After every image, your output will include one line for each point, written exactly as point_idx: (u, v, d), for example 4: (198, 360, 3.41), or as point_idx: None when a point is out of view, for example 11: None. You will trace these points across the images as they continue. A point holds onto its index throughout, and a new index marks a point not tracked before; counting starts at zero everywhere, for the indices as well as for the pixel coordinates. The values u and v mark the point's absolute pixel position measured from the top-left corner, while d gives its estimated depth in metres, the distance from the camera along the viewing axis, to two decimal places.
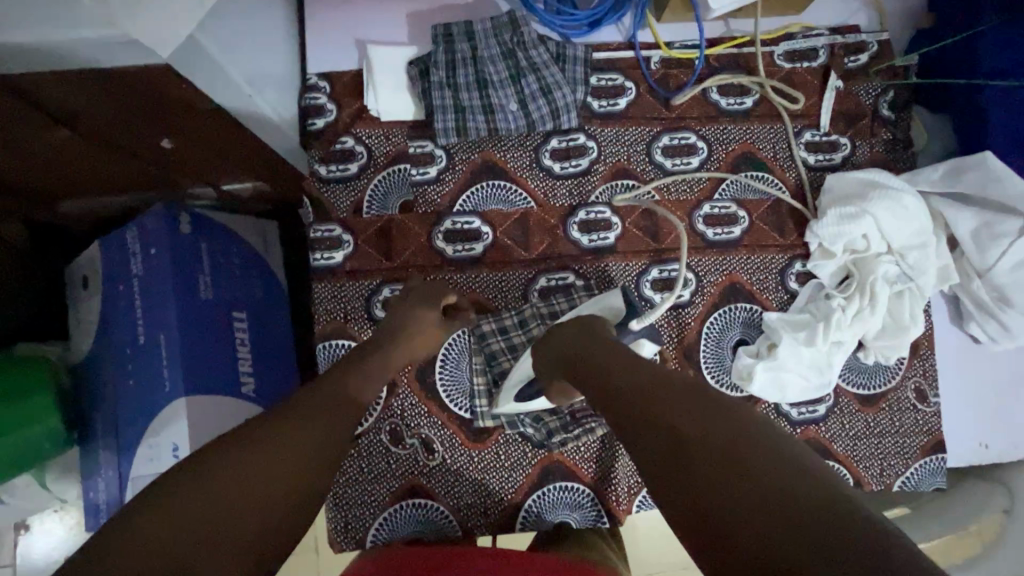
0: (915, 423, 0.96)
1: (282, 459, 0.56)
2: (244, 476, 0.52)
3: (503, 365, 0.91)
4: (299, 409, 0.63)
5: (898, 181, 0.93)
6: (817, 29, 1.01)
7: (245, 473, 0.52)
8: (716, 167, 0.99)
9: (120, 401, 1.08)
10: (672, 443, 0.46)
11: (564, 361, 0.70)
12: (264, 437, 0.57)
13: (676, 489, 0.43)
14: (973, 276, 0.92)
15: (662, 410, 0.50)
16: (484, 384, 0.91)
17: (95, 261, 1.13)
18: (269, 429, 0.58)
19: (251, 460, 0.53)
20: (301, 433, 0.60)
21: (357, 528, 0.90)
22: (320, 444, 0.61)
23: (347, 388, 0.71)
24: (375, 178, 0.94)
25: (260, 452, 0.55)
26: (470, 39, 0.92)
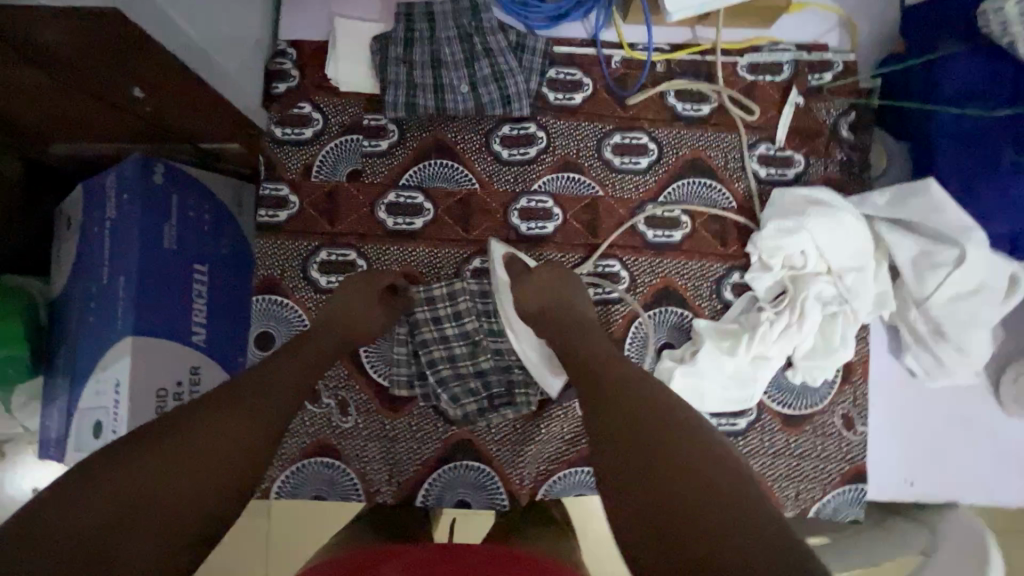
0: (838, 450, 0.94)
1: (248, 426, 0.57)
2: (210, 450, 0.53)
3: (423, 339, 0.92)
4: (263, 378, 0.64)
5: (844, 201, 0.92)
6: (783, 44, 1.01)
7: (208, 445, 0.53)
8: (665, 169, 0.99)
9: (79, 336, 1.13)
10: (639, 425, 0.55)
11: (559, 334, 0.77)
12: (233, 407, 0.58)
13: (624, 468, 0.52)
14: (910, 305, 0.91)
15: (633, 396, 0.59)
16: (403, 354, 0.92)
17: (77, 201, 1.18)
18: (236, 397, 0.59)
19: (212, 431, 0.54)
20: (241, 417, 0.57)
21: (264, 479, 0.92)
22: (285, 411, 0.63)
23: (307, 355, 0.73)
24: (328, 146, 0.98)
25: (224, 423, 0.56)
26: (429, 20, 0.95)
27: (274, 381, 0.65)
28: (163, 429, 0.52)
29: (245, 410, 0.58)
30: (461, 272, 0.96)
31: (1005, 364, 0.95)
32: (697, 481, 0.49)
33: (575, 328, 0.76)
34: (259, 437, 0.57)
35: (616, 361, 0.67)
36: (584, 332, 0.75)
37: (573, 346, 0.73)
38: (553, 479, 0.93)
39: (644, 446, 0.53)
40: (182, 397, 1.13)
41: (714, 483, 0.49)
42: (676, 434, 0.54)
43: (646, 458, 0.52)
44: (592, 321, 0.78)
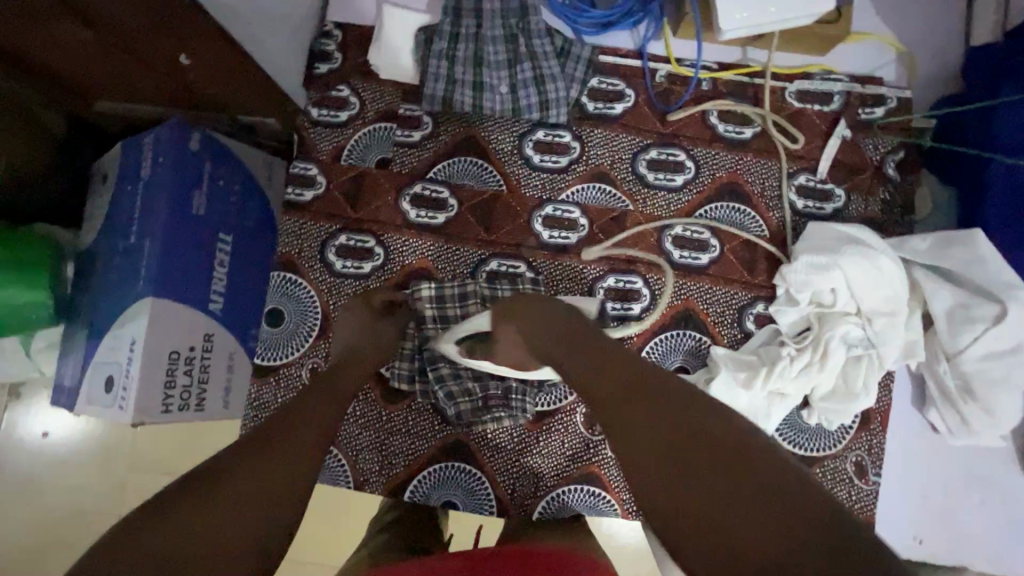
0: (848, 499, 0.90)
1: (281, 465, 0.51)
2: (247, 500, 0.47)
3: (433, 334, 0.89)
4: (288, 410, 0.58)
5: (883, 243, 0.88)
6: (836, 74, 0.98)
7: (240, 495, 0.47)
8: (699, 190, 0.97)
9: (100, 291, 1.14)
10: (720, 477, 0.43)
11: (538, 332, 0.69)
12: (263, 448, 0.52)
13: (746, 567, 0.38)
14: (940, 358, 0.87)
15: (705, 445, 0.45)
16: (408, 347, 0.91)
17: (114, 158, 1.19)
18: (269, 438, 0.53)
19: (247, 478, 0.48)
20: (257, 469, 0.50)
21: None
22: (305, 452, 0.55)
23: (326, 381, 0.68)
24: (361, 132, 0.98)
25: (255, 470, 0.49)
26: (477, 16, 0.95)
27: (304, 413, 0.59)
28: (197, 482, 0.46)
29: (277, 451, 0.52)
30: (477, 273, 0.95)
31: None
32: (776, 499, 0.40)
33: (595, 357, 0.60)
34: (294, 476, 0.51)
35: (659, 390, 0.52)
36: (601, 361, 0.60)
37: (592, 381, 0.58)
38: (546, 496, 0.92)
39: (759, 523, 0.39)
40: (193, 362, 1.13)
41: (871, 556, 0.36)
42: (787, 487, 0.41)
43: (770, 538, 0.39)
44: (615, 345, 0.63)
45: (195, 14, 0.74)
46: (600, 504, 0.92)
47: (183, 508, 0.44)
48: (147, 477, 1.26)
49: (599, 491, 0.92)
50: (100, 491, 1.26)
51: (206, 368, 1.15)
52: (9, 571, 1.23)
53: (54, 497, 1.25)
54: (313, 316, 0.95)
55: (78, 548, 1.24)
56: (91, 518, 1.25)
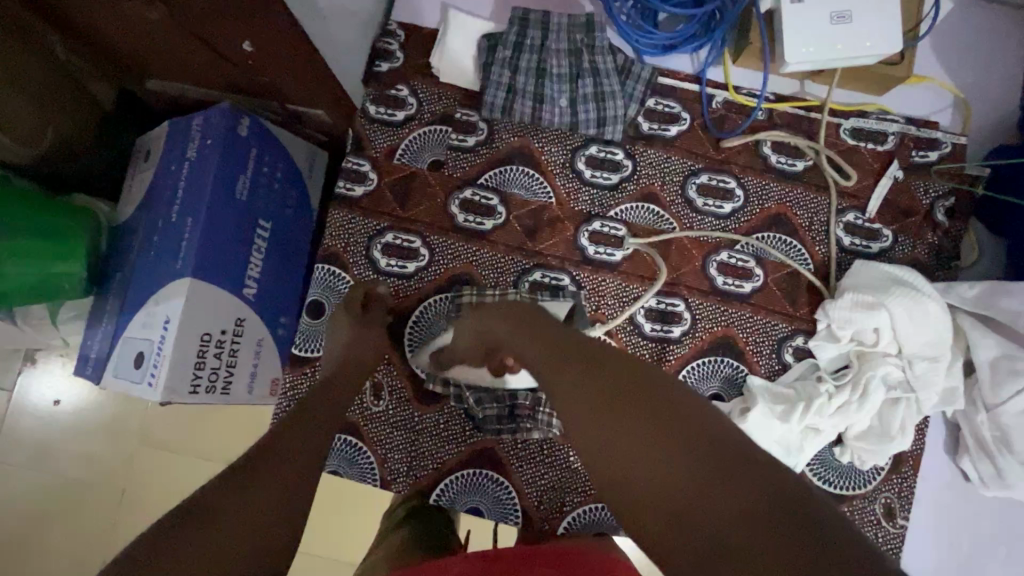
0: (874, 540, 0.90)
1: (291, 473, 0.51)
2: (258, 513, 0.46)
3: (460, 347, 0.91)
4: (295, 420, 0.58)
5: (930, 287, 0.88)
6: (892, 115, 0.98)
7: (254, 505, 0.47)
8: (746, 219, 0.97)
9: (135, 267, 1.13)
10: (706, 485, 0.43)
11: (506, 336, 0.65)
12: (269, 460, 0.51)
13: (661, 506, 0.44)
14: (979, 407, 0.86)
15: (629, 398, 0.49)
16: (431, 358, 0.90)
17: (160, 135, 1.18)
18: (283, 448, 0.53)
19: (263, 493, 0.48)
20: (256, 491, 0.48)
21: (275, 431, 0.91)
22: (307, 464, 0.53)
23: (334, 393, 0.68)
24: (416, 132, 0.99)
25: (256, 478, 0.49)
26: (542, 29, 0.95)
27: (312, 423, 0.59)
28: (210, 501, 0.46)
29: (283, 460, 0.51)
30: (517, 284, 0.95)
31: None
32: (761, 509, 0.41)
33: (526, 348, 0.59)
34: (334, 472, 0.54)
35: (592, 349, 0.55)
36: (537, 327, 0.62)
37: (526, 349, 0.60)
38: (573, 512, 0.91)
39: (671, 468, 0.44)
40: (223, 345, 1.13)
41: (760, 493, 0.41)
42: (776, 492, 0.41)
43: (714, 513, 0.42)
44: (541, 329, 0.62)
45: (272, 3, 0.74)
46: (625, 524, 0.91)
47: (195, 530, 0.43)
48: (163, 455, 1.25)
49: None
50: (115, 465, 1.25)
51: (235, 352, 1.15)
52: (22, 537, 1.23)
53: (70, 467, 1.25)
54: None
55: (87, 521, 1.24)
56: (102, 492, 1.25)
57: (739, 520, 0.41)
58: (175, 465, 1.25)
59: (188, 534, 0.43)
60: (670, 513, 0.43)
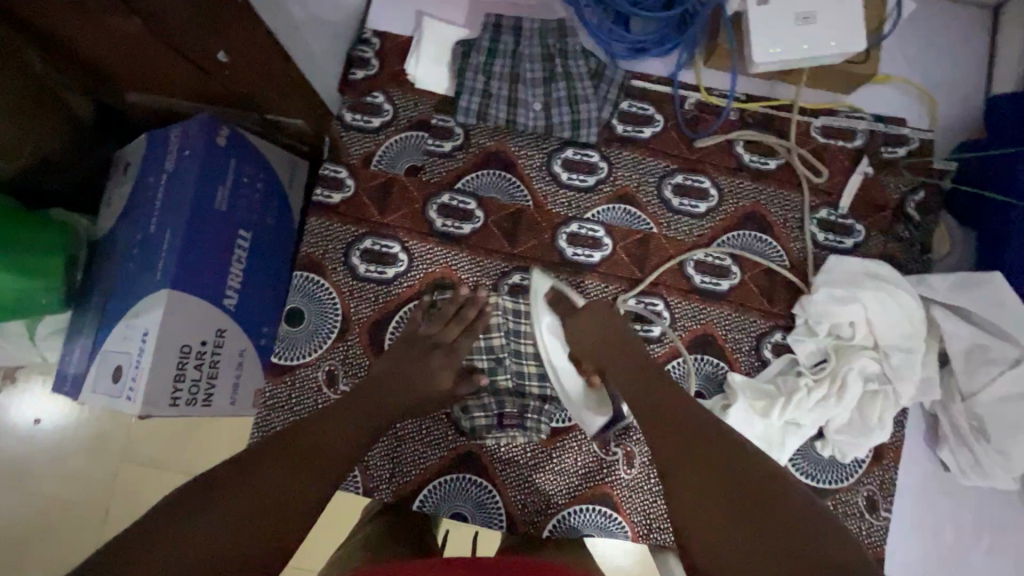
0: (857, 534, 0.90)
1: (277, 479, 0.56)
2: (234, 520, 0.51)
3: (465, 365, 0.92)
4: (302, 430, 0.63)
5: (903, 280, 0.89)
6: (861, 113, 1.00)
7: (292, 491, 0.56)
8: (721, 217, 0.98)
9: (114, 280, 1.12)
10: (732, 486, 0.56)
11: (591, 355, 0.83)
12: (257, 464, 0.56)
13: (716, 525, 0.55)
14: (956, 397, 0.87)
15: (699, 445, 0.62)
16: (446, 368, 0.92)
17: (139, 148, 1.17)
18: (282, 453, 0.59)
19: (242, 503, 0.52)
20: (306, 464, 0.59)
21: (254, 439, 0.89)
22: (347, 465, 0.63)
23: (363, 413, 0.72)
24: (393, 138, 0.99)
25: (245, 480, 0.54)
26: (515, 34, 0.96)
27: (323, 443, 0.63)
28: (190, 496, 0.52)
29: (274, 470, 0.56)
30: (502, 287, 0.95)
31: None
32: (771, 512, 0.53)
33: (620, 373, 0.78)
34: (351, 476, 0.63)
35: (667, 399, 0.70)
36: (625, 362, 0.79)
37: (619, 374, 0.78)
38: (559, 515, 0.90)
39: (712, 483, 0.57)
40: (204, 356, 1.12)
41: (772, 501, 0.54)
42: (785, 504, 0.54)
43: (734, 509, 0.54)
44: (630, 357, 0.80)
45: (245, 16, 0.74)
46: (611, 525, 0.90)
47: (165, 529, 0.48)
48: (144, 471, 1.23)
49: (611, 512, 0.90)
50: (94, 484, 1.23)
51: (216, 363, 1.14)
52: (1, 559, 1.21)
53: (51, 486, 1.23)
54: (332, 318, 0.94)
55: (66, 541, 1.21)
56: (82, 512, 1.22)
57: (782, 540, 0.51)
58: (156, 481, 1.23)
59: (214, 509, 0.51)
60: (719, 524, 0.54)
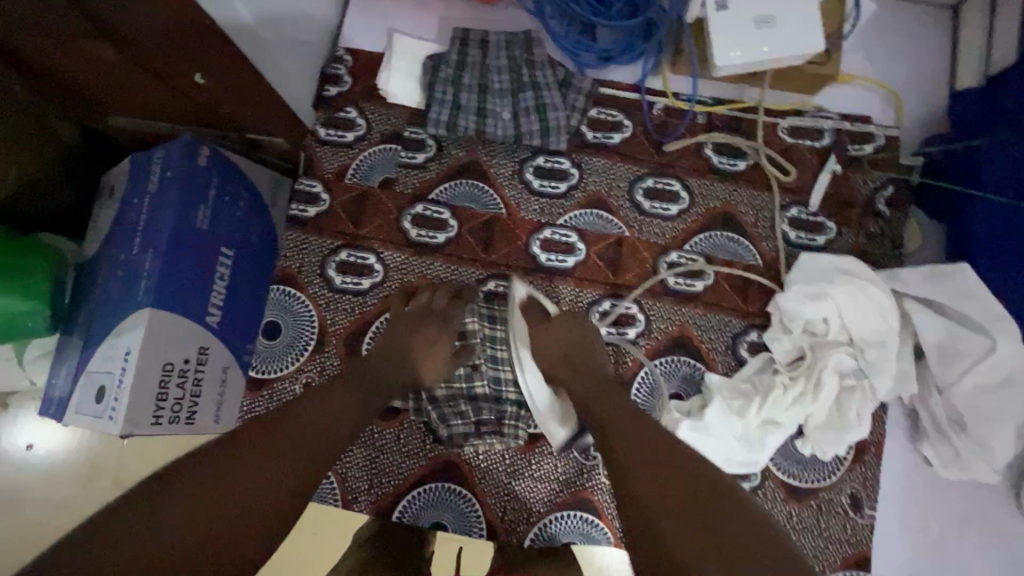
0: (842, 532, 0.89)
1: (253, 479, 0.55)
2: (213, 518, 0.51)
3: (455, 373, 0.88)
4: (279, 422, 0.61)
5: (874, 275, 0.90)
6: (826, 112, 1.02)
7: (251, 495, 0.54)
8: (692, 219, 0.99)
9: (97, 301, 1.12)
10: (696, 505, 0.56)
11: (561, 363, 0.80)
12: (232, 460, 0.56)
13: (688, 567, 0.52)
14: (932, 391, 0.87)
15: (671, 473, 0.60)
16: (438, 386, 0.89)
17: (122, 171, 1.18)
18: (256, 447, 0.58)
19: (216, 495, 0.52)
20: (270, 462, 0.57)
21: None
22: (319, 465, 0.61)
23: (334, 391, 0.70)
24: (366, 152, 1.01)
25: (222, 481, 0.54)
26: (483, 47, 0.99)
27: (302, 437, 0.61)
28: (165, 487, 0.51)
29: (250, 466, 0.56)
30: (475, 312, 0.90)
31: None
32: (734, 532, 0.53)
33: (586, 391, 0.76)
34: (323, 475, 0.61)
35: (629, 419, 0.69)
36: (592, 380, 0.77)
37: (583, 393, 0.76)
38: (541, 523, 0.89)
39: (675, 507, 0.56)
40: (186, 375, 1.12)
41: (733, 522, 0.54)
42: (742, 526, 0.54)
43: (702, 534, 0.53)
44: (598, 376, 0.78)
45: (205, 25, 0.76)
46: (592, 531, 0.89)
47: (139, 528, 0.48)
48: None
49: (592, 518, 0.89)
50: (80, 508, 1.22)
51: (199, 382, 1.14)
52: None
53: (37, 511, 1.23)
54: (308, 331, 0.95)
55: None
56: None
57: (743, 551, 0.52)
58: None
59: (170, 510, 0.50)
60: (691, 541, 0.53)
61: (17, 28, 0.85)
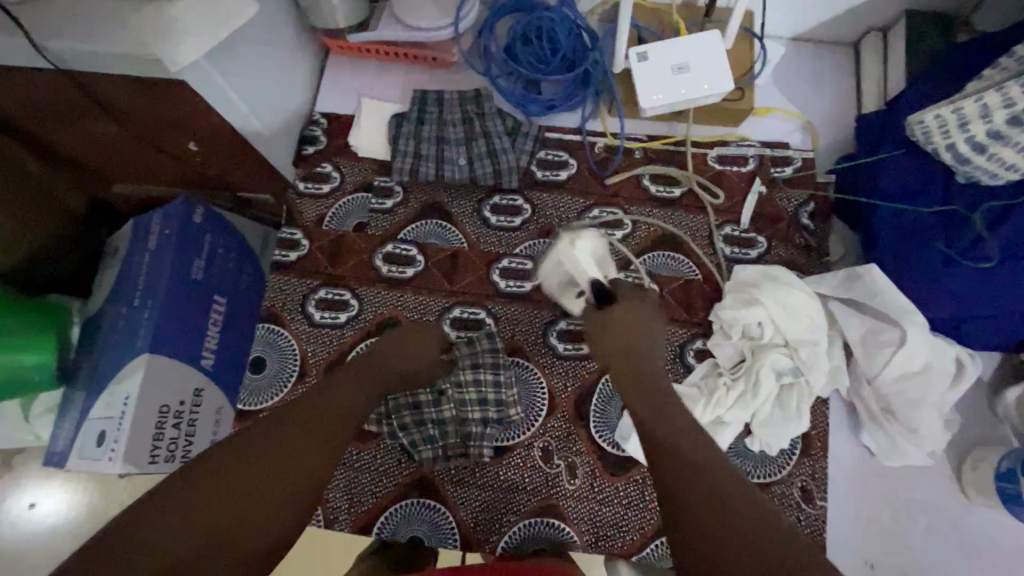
0: (796, 525, 0.94)
1: (243, 485, 0.58)
2: (207, 514, 0.54)
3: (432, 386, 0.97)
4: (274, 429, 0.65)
5: (799, 281, 0.99)
6: (748, 141, 1.14)
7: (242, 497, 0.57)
8: (637, 241, 1.10)
9: (97, 352, 1.20)
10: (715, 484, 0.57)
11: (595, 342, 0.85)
12: (223, 465, 0.58)
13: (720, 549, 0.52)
14: (863, 382, 0.95)
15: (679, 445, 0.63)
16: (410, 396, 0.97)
17: (124, 233, 1.28)
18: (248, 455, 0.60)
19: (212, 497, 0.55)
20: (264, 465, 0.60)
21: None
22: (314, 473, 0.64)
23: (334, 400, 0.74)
24: (341, 201, 1.13)
25: (214, 485, 0.56)
26: (439, 105, 1.13)
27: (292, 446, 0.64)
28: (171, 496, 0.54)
29: (243, 468, 0.59)
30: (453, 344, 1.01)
31: (963, 450, 0.97)
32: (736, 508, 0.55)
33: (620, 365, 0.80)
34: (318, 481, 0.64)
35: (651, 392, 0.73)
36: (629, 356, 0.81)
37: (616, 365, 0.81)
38: (512, 530, 0.95)
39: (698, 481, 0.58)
40: (181, 416, 1.19)
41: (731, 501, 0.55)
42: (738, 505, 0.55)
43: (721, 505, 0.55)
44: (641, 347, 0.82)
45: (193, 97, 0.89)
46: (560, 536, 0.95)
47: (150, 526, 0.51)
48: None
49: (558, 523, 0.95)
50: None
51: (193, 422, 1.21)
52: None
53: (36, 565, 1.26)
54: (291, 363, 1.04)
55: None
56: None
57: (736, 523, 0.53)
58: None
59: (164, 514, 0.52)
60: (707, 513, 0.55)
61: (37, 111, 0.98)
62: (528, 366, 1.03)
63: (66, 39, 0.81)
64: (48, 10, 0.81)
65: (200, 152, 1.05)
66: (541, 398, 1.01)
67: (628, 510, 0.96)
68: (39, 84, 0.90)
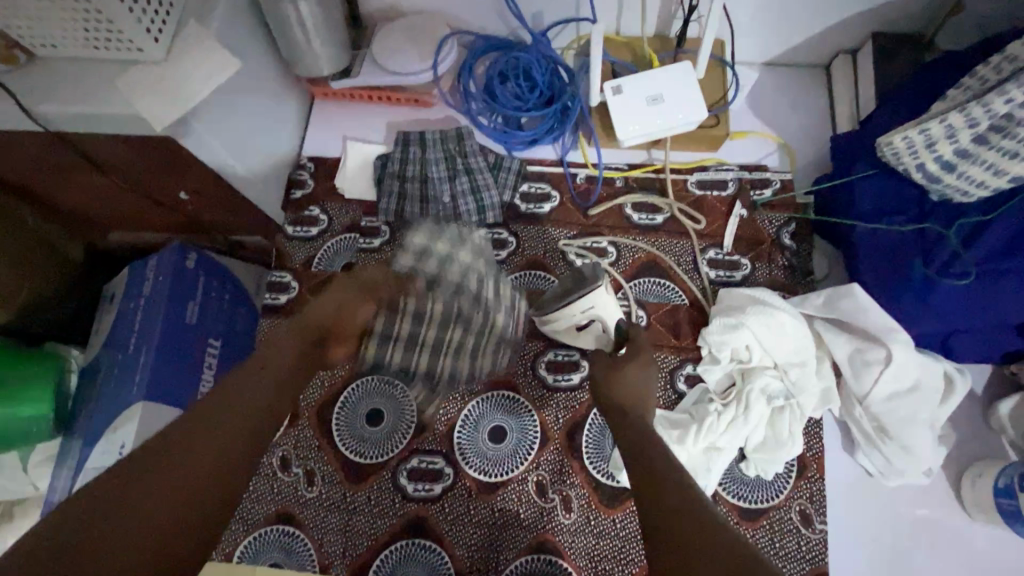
0: (797, 548, 0.93)
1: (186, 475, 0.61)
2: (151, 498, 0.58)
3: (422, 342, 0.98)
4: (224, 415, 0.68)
5: (783, 303, 1.00)
6: (727, 165, 1.16)
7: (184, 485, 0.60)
8: (622, 269, 1.11)
9: (92, 401, 1.20)
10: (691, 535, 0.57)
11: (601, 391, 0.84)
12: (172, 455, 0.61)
13: None
14: (854, 402, 0.95)
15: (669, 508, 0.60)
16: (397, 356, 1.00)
17: (120, 280, 1.30)
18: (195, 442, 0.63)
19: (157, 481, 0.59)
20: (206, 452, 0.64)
21: (229, 544, 0.97)
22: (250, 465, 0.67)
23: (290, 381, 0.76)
24: (329, 242, 1.15)
25: (148, 483, 0.58)
26: (422, 145, 1.16)
27: (230, 424, 0.67)
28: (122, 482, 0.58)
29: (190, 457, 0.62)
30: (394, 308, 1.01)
31: (961, 465, 0.96)
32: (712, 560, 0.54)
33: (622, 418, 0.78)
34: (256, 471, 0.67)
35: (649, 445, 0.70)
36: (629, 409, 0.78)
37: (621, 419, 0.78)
38: (510, 568, 0.94)
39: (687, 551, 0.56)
40: None
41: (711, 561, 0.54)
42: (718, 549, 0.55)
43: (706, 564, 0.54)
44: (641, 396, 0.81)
45: (179, 151, 0.92)
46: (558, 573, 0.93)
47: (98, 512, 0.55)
48: None
49: (557, 559, 0.94)
50: None
51: None
52: None
53: None
54: None
55: None
56: None
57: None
58: None
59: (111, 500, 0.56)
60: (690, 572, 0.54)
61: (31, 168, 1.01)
62: (519, 399, 1.03)
63: (54, 104, 0.84)
64: (39, 77, 0.85)
65: (191, 200, 1.06)
66: (533, 432, 1.01)
67: (625, 542, 0.95)
68: (32, 144, 0.93)
